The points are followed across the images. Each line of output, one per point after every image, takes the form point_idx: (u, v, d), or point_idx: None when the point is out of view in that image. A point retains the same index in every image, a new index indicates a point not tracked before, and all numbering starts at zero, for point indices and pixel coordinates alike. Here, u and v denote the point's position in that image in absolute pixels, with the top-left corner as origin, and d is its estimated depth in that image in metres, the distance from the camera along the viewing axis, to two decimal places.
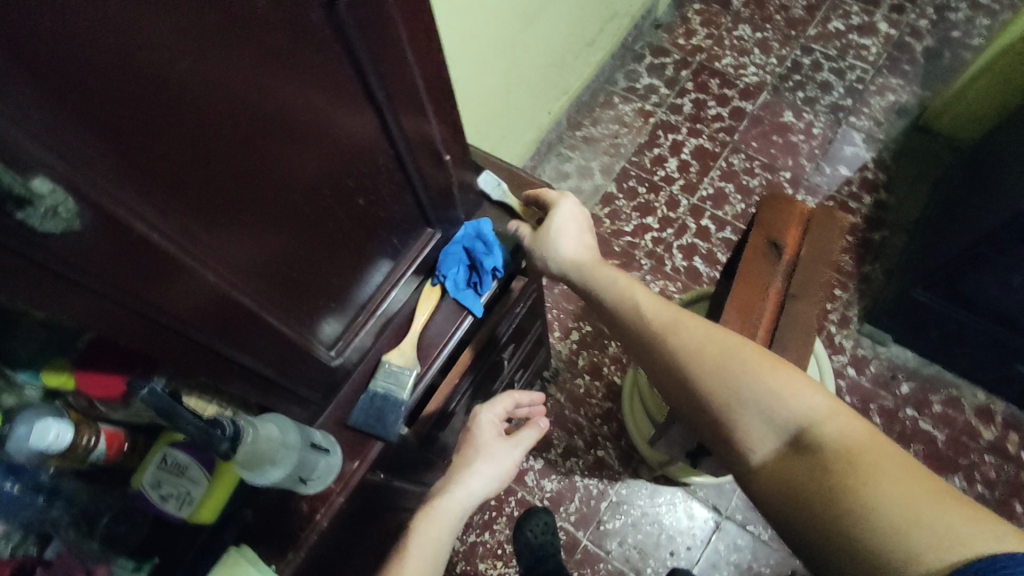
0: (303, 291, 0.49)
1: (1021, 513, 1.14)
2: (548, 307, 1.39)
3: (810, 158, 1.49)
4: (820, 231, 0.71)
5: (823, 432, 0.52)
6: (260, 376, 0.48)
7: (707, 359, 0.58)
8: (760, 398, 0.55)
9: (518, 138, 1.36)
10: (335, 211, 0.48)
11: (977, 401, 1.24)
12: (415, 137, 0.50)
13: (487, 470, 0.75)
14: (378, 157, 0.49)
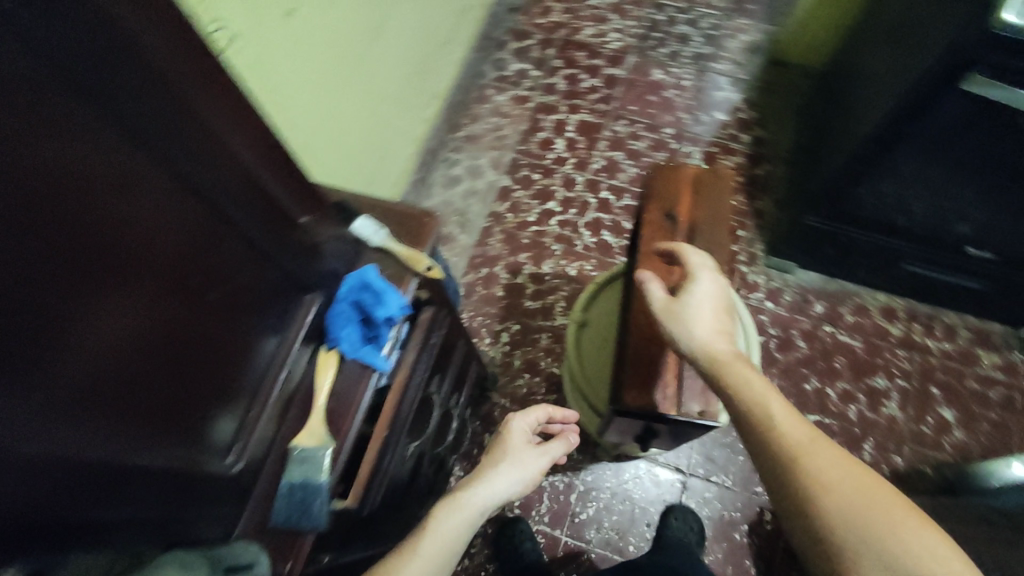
0: (185, 409, 0.41)
1: (938, 394, 1.24)
2: (471, 315, 1.36)
3: (686, 110, 1.52)
4: (711, 195, 0.72)
5: None
6: (155, 514, 0.40)
7: (853, 502, 0.46)
8: (863, 515, 0.46)
9: (398, 153, 1.32)
10: (200, 314, 0.41)
11: (881, 304, 1.33)
12: (277, 194, 0.43)
13: (515, 472, 0.70)
14: (236, 231, 0.42)
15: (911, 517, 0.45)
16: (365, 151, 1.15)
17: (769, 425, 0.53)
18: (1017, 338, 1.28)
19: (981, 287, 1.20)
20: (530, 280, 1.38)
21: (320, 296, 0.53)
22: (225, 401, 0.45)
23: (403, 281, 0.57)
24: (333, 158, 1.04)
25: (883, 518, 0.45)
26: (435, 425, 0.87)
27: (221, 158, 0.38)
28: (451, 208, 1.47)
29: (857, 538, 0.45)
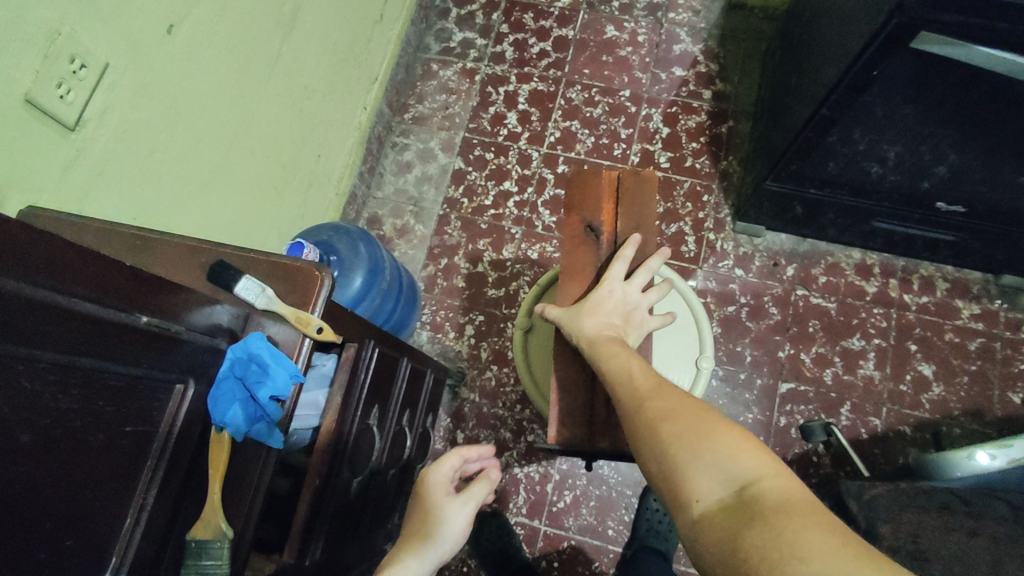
0: (40, 545, 0.37)
1: (915, 351, 1.21)
2: (434, 310, 1.32)
3: (643, 69, 1.43)
4: (629, 201, 0.65)
5: (764, 489, 0.44)
6: None
7: (669, 416, 0.51)
8: (698, 441, 0.48)
9: (338, 148, 1.25)
10: (41, 444, 0.36)
11: (854, 261, 1.28)
12: (91, 282, 0.38)
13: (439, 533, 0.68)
14: (69, 339, 0.36)
15: (738, 439, 0.48)
16: (295, 155, 1.09)
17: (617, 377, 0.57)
18: (997, 285, 1.24)
19: (957, 239, 1.15)
20: (491, 268, 1.33)
21: (193, 382, 0.47)
22: (91, 524, 0.40)
23: (295, 340, 0.54)
24: (255, 171, 0.98)
25: (696, 426, 0.49)
26: (384, 449, 0.84)
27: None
28: (404, 197, 1.40)
29: (694, 460, 0.48)
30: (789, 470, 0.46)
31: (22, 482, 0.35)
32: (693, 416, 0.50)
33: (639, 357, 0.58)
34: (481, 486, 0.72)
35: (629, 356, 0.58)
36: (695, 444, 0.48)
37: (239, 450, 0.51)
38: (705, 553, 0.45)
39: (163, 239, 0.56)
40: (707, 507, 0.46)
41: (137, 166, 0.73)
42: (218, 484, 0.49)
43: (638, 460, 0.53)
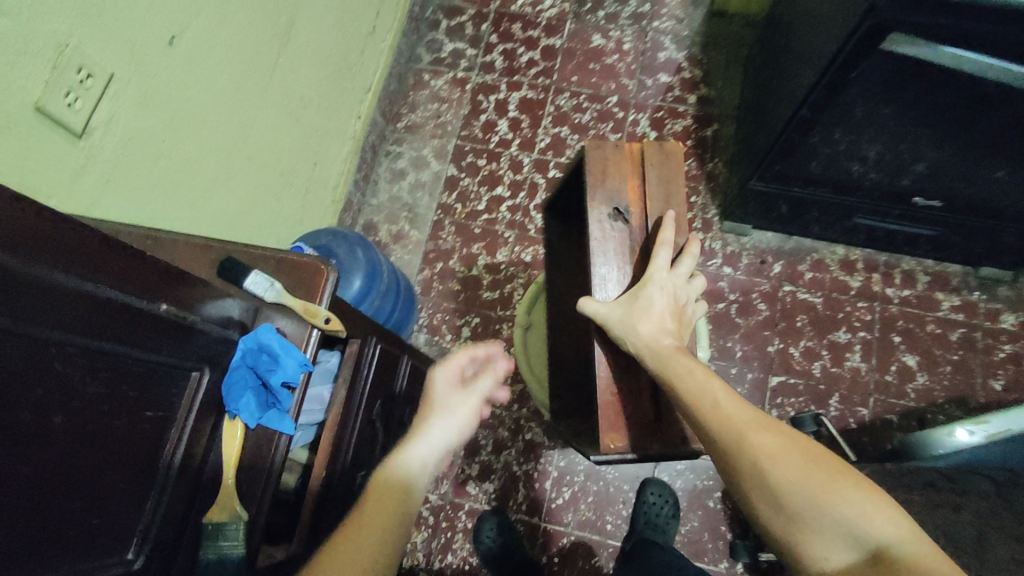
0: (70, 524, 0.38)
1: (899, 343, 1.25)
2: (430, 313, 1.34)
3: (630, 76, 1.47)
4: (654, 186, 0.76)
5: (899, 552, 0.49)
6: None
7: (783, 467, 0.55)
8: (799, 486, 0.53)
9: (334, 156, 1.27)
10: (75, 427, 0.38)
11: (838, 257, 1.32)
12: (121, 274, 0.40)
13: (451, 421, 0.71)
14: (100, 326, 0.39)
15: (864, 495, 0.52)
16: (293, 163, 1.11)
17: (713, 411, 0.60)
18: (976, 277, 1.28)
19: (935, 233, 1.19)
20: (486, 271, 1.36)
21: (208, 369, 0.49)
22: (115, 505, 0.42)
23: (303, 331, 0.56)
24: (254, 178, 1.00)
25: (816, 480, 0.53)
26: (385, 445, 0.86)
27: (5, 277, 0.32)
28: (399, 203, 1.43)
29: (794, 499, 0.53)
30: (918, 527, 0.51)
31: (58, 462, 0.37)
32: (807, 466, 0.54)
33: (720, 381, 0.62)
34: (484, 385, 0.75)
35: (706, 379, 0.62)
36: (818, 501, 0.52)
37: (250, 439, 0.53)
38: None
39: (172, 238, 0.58)
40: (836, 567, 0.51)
41: (141, 172, 0.76)
42: (232, 469, 0.51)
43: (745, 500, 0.57)
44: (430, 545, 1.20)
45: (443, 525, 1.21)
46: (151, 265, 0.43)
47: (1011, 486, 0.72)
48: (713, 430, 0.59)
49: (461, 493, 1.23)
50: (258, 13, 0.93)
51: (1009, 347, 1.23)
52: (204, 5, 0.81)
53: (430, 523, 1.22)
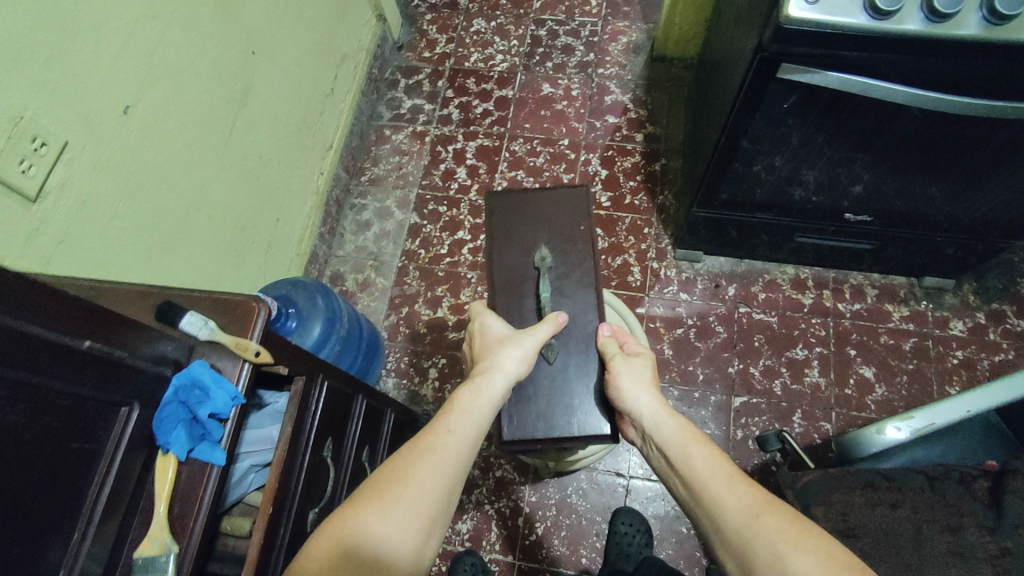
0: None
1: (855, 355, 1.28)
2: (396, 357, 1.36)
3: (579, 120, 1.56)
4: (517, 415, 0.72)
5: (791, 564, 0.53)
6: None
7: (753, 525, 0.57)
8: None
9: (297, 211, 1.32)
10: None
11: (789, 276, 1.37)
12: (44, 312, 0.43)
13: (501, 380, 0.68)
14: (22, 362, 0.42)
15: (798, 541, 0.55)
16: (254, 218, 1.16)
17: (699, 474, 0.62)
18: (922, 287, 1.33)
19: (874, 246, 1.25)
20: (451, 312, 1.38)
21: (138, 406, 0.52)
22: (36, 533, 0.43)
23: (235, 364, 0.59)
24: (215, 235, 1.05)
25: (770, 542, 0.55)
26: (338, 485, 0.86)
27: None
28: (364, 253, 1.47)
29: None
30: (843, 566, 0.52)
31: None
32: (772, 527, 0.56)
33: (703, 450, 0.64)
34: (527, 338, 0.70)
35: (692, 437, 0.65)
36: (771, 547, 0.55)
37: (182, 475, 0.55)
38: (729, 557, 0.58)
39: (115, 287, 0.62)
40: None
41: (98, 231, 0.80)
42: (165, 502, 0.53)
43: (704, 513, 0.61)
44: None
45: None
46: (77, 307, 0.46)
47: (943, 480, 0.74)
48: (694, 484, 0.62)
49: None
50: (213, 81, 1.00)
51: (960, 353, 1.26)
52: (156, 77, 0.88)
53: None
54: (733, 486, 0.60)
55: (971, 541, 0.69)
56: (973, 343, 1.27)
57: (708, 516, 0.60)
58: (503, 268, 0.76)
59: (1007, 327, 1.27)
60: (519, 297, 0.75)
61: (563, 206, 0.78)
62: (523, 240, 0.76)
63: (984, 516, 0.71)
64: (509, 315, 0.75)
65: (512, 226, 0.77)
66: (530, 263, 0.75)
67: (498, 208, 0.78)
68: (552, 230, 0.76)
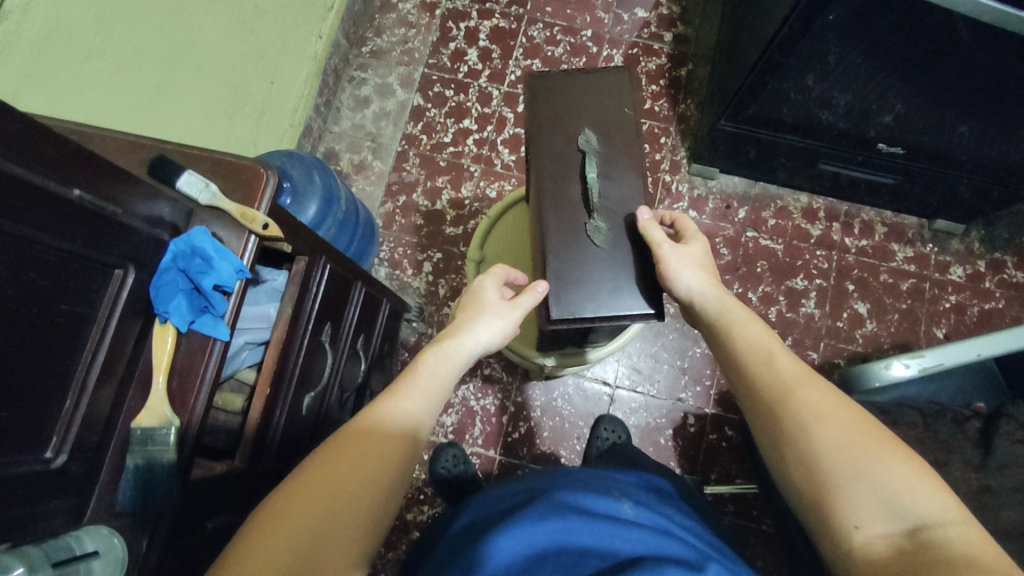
0: None
1: (853, 291, 1.28)
2: (390, 247, 1.30)
3: (606, 9, 1.42)
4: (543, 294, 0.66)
5: (818, 434, 0.51)
6: None
7: (787, 396, 0.54)
8: (881, 469, 0.48)
9: (292, 76, 1.20)
10: None
11: (801, 204, 1.34)
12: (27, 153, 0.37)
13: (471, 345, 0.65)
14: (7, 213, 0.36)
15: (835, 412, 0.52)
16: (247, 78, 1.05)
17: (746, 354, 0.60)
18: (931, 230, 1.31)
19: (895, 182, 1.21)
20: (450, 206, 1.32)
21: (133, 269, 0.47)
22: (28, 399, 0.40)
23: (238, 236, 0.53)
24: (203, 92, 0.94)
25: (804, 412, 0.53)
26: (334, 368, 0.85)
27: None
28: (362, 132, 1.37)
29: (857, 483, 0.48)
30: (878, 440, 0.50)
31: None
32: (809, 398, 0.54)
33: (758, 329, 0.62)
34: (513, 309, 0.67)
35: (750, 319, 0.63)
36: (800, 417, 0.52)
37: (183, 346, 0.52)
38: (758, 430, 0.56)
39: (102, 133, 0.54)
40: (867, 533, 0.47)
41: (72, 71, 0.70)
42: (164, 375, 0.50)
43: (743, 391, 0.59)
44: None
45: None
46: (61, 148, 0.40)
47: (937, 418, 0.76)
48: (738, 362, 0.60)
49: None
50: None
51: (954, 297, 1.27)
52: None
53: None
54: (772, 365, 0.58)
55: (954, 476, 0.72)
56: (968, 289, 1.28)
57: (746, 394, 0.58)
58: (547, 152, 0.68)
59: (1005, 277, 1.28)
60: (563, 182, 0.67)
61: (606, 89, 0.71)
62: (567, 125, 0.69)
63: (971, 455, 0.73)
64: (555, 202, 0.67)
65: (557, 110, 0.70)
66: (574, 146, 0.68)
67: (541, 92, 0.71)
68: (596, 114, 0.69)
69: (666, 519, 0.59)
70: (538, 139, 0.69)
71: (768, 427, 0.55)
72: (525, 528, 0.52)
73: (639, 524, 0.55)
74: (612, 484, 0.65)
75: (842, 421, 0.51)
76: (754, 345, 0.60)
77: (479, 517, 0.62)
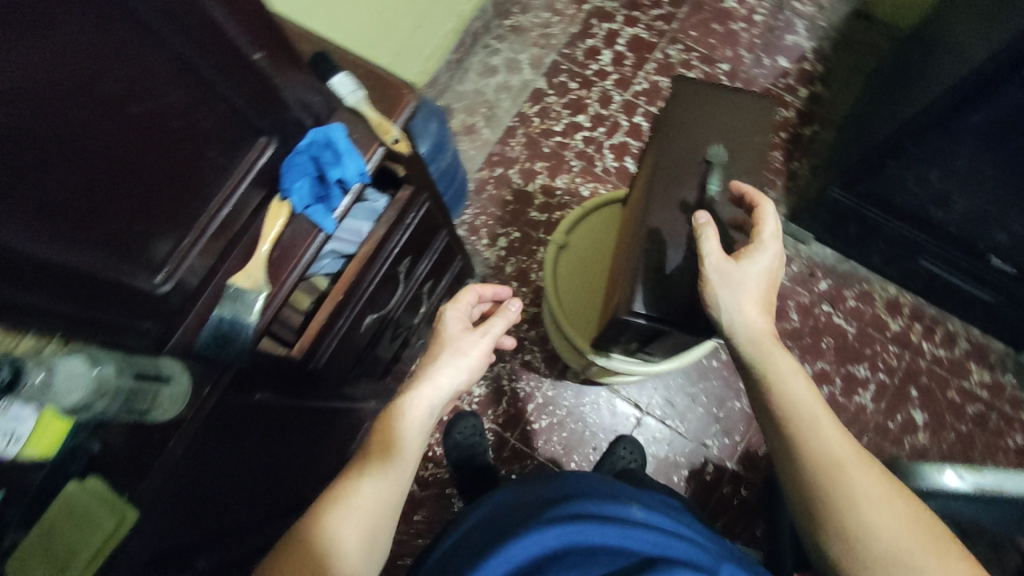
0: (120, 219, 0.41)
1: (915, 396, 1.22)
2: (474, 213, 1.34)
3: (749, 49, 1.41)
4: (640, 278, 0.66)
5: (868, 521, 0.52)
6: (66, 318, 0.40)
7: (835, 473, 0.54)
8: (925, 557, 0.50)
9: (435, 27, 1.25)
10: (149, 133, 0.40)
11: (887, 295, 1.29)
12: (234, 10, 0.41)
13: (435, 393, 0.66)
14: (195, 55, 0.40)
15: (881, 494, 0.53)
16: (396, 16, 1.10)
17: (791, 405, 0.58)
18: (1017, 361, 1.24)
19: (994, 301, 1.15)
20: (541, 191, 1.34)
21: (275, 142, 0.51)
22: (158, 224, 0.44)
23: (370, 145, 0.56)
24: (357, 15, 0.99)
25: (853, 492, 0.53)
26: (401, 300, 0.89)
27: None
28: (481, 98, 1.41)
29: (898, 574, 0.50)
30: (922, 529, 0.52)
31: (129, 154, 0.39)
32: (858, 479, 0.53)
33: (804, 377, 0.59)
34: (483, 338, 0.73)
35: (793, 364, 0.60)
36: (851, 502, 0.52)
37: (292, 226, 0.56)
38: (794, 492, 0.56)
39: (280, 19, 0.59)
40: None
41: None
42: (270, 245, 0.54)
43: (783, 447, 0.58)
44: None
45: None
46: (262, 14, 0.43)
47: None
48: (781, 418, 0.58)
49: None
50: None
51: (1021, 437, 1.20)
52: None
53: None
54: (818, 430, 0.56)
55: None
56: None
57: (787, 454, 0.57)
58: (671, 153, 0.69)
59: None
60: (679, 187, 0.68)
61: (744, 111, 0.72)
62: (697, 134, 0.70)
63: None
64: (664, 202, 0.67)
65: (691, 117, 0.71)
66: (699, 155, 0.69)
67: (680, 96, 0.72)
68: (728, 133, 0.70)
69: (677, 522, 0.59)
70: (665, 139, 0.70)
71: (807, 494, 0.55)
72: (534, 534, 0.52)
73: (650, 525, 0.55)
74: (618, 489, 0.65)
75: (887, 504, 0.52)
76: (793, 397, 0.58)
77: (501, 510, 0.64)
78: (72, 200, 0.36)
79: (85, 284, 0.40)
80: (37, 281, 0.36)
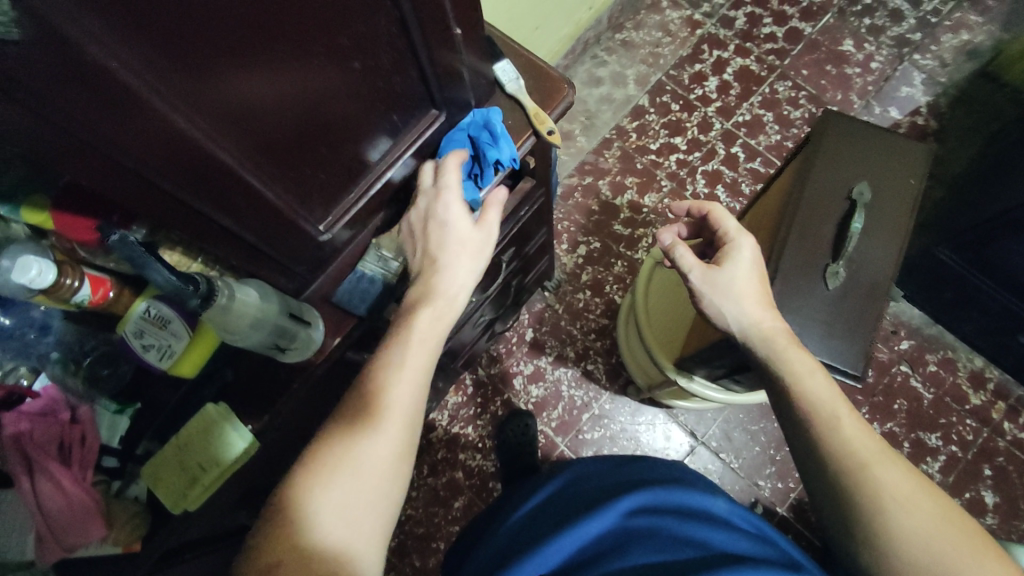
0: (303, 161, 0.43)
1: (987, 475, 1.17)
2: (559, 218, 1.35)
3: (861, 95, 1.39)
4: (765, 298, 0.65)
5: (893, 523, 0.51)
6: (238, 239, 0.44)
7: (860, 478, 0.53)
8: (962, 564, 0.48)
9: (552, 32, 1.28)
10: (353, 88, 0.42)
11: (973, 366, 1.24)
12: None
13: (423, 347, 0.54)
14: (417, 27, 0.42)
15: (908, 493, 0.52)
16: (520, 15, 1.13)
17: (818, 411, 0.56)
18: None
19: None
20: (628, 206, 1.34)
21: (443, 116, 0.53)
22: (331, 173, 0.47)
23: (524, 132, 0.58)
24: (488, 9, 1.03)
25: (881, 497, 0.51)
26: (496, 288, 0.91)
27: None
28: (581, 106, 1.42)
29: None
30: (954, 529, 0.50)
31: (331, 105, 0.41)
32: (885, 479, 0.52)
33: (824, 376, 0.58)
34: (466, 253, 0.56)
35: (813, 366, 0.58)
36: (881, 509, 0.51)
37: None
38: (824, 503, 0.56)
39: None
40: None
41: None
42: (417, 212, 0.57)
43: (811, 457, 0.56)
44: (459, 409, 1.27)
45: (477, 400, 1.27)
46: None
47: None
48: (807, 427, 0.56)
49: (507, 382, 1.28)
50: None
51: None
52: None
53: (467, 391, 1.28)
54: (846, 439, 0.54)
55: None
56: None
57: (817, 467, 0.56)
58: (816, 185, 0.69)
59: None
60: (821, 220, 0.67)
61: (896, 157, 0.71)
62: (845, 172, 0.70)
63: None
64: (802, 231, 0.67)
65: (841, 154, 0.71)
66: (842, 192, 0.69)
67: (833, 130, 0.72)
68: (877, 176, 0.70)
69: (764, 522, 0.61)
70: (811, 170, 0.70)
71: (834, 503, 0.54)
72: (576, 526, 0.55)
73: (730, 522, 0.57)
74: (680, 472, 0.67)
75: (915, 505, 0.51)
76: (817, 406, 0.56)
77: (570, 486, 0.66)
78: (273, 136, 0.39)
79: (261, 214, 0.43)
80: (232, 201, 0.40)
